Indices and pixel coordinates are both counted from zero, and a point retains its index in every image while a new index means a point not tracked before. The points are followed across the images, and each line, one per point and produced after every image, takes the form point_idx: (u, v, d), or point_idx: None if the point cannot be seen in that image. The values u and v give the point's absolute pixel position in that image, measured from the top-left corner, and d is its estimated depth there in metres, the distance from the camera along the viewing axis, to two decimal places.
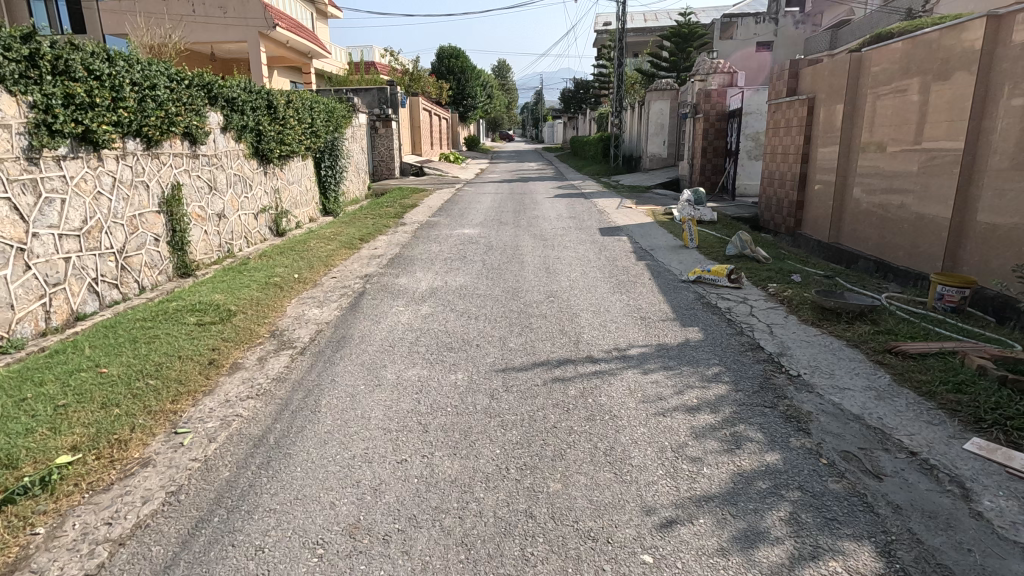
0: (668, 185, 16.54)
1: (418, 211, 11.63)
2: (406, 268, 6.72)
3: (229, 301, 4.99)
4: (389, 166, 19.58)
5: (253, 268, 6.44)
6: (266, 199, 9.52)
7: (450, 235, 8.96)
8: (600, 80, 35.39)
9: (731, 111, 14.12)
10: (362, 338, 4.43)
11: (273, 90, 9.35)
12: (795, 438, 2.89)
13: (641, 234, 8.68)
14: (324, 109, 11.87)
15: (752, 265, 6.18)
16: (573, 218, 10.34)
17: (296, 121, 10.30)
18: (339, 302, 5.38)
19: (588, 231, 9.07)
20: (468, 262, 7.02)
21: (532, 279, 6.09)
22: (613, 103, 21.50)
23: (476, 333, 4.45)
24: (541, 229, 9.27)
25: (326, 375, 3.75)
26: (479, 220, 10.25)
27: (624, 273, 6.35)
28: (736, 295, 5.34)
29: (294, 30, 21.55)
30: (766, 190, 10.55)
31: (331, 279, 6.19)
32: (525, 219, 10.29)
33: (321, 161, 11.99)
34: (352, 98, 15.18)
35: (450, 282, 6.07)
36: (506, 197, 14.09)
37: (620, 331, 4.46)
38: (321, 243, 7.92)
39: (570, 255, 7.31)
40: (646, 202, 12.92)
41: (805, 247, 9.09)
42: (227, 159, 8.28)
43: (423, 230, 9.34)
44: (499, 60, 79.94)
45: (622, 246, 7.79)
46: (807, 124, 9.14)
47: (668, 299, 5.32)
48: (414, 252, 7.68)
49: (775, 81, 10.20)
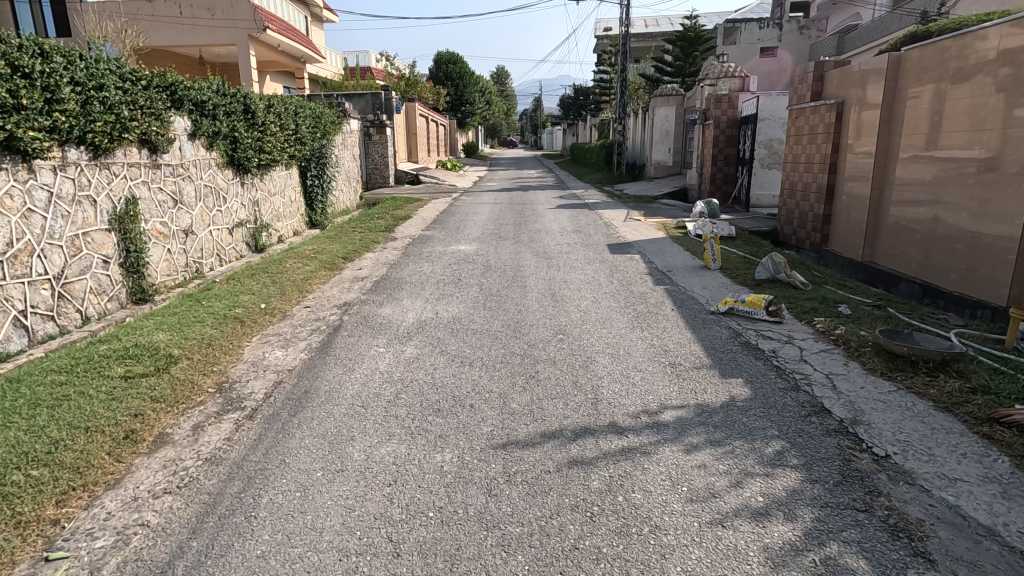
0: (675, 194, 15.77)
1: (410, 224, 10.81)
2: (393, 294, 5.93)
3: (174, 342, 4.15)
4: (383, 174, 18.82)
5: (216, 294, 5.60)
6: (242, 212, 8.69)
7: (445, 252, 8.17)
8: (601, 86, 34.73)
9: (743, 117, 13.33)
10: (330, 393, 3.61)
11: (251, 92, 8.55)
12: (916, 572, 2.05)
13: (655, 251, 7.87)
14: (310, 114, 11.06)
15: (790, 293, 5.37)
16: (579, 232, 9.53)
17: (277, 127, 9.48)
18: (309, 340, 4.55)
19: (595, 248, 8.26)
20: (463, 286, 6.20)
21: (536, 309, 5.27)
22: (616, 108, 20.75)
23: (470, 386, 3.63)
24: (545, 245, 8.46)
25: (275, 453, 2.90)
26: (477, 235, 9.45)
27: (640, 301, 5.53)
28: (779, 333, 4.52)
29: (286, 33, 20.86)
30: (787, 202, 9.76)
31: (306, 308, 5.36)
32: (527, 234, 9.49)
33: (307, 169, 11.18)
34: (344, 103, 14.41)
35: (442, 312, 5.26)
36: (506, 207, 13.29)
37: (646, 385, 3.63)
38: (299, 262, 7.10)
39: (578, 277, 6.50)
40: (655, 213, 12.12)
41: (834, 266, 8.29)
42: (197, 169, 7.46)
43: (414, 246, 8.53)
44: (499, 67, 79.57)
45: (635, 266, 6.98)
46: (835, 131, 8.37)
47: (698, 337, 4.49)
48: (404, 273, 6.88)
49: (797, 84, 9.43)
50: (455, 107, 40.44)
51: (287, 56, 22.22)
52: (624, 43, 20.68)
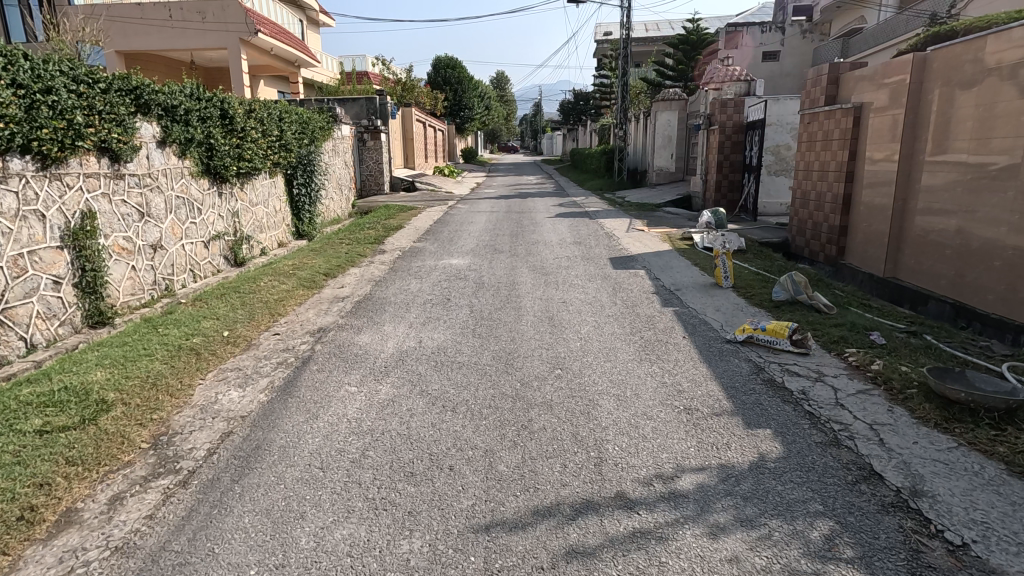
0: (678, 202, 15.25)
1: (402, 235, 10.28)
2: (375, 318, 5.39)
3: (112, 383, 3.59)
4: (378, 181, 18.34)
5: (177, 319, 5.05)
6: (220, 224, 8.17)
7: (436, 266, 7.64)
8: (601, 91, 34.26)
9: (750, 122, 12.82)
10: (285, 448, 3.05)
11: (230, 97, 8.03)
12: None
13: (660, 265, 7.34)
14: (296, 120, 10.55)
15: (814, 318, 4.82)
16: (579, 244, 8.99)
17: (259, 133, 8.96)
18: (272, 377, 4.00)
19: (596, 262, 7.72)
20: (452, 307, 5.67)
21: (531, 337, 4.73)
22: (617, 112, 20.26)
23: (450, 441, 3.08)
24: (542, 259, 7.93)
25: (204, 539, 2.34)
26: (471, 247, 8.92)
27: (647, 327, 4.98)
28: (808, 368, 3.97)
29: (279, 36, 20.43)
30: (799, 212, 9.23)
31: (274, 335, 4.83)
32: (524, 246, 8.96)
33: (294, 177, 10.66)
34: (335, 108, 13.92)
35: (426, 341, 4.71)
36: (503, 216, 12.76)
37: (659, 440, 3.07)
38: (276, 279, 6.56)
39: (579, 296, 5.96)
40: (659, 223, 11.59)
41: (852, 281, 7.74)
42: (167, 179, 6.93)
43: (403, 260, 8.00)
44: (498, 73, 79.28)
45: (640, 284, 6.44)
46: (852, 137, 7.84)
47: (716, 373, 3.94)
48: (389, 291, 6.34)
49: (809, 87, 8.92)
50: (456, 111, 39.74)
51: (281, 61, 21.81)
52: (625, 47, 20.18)
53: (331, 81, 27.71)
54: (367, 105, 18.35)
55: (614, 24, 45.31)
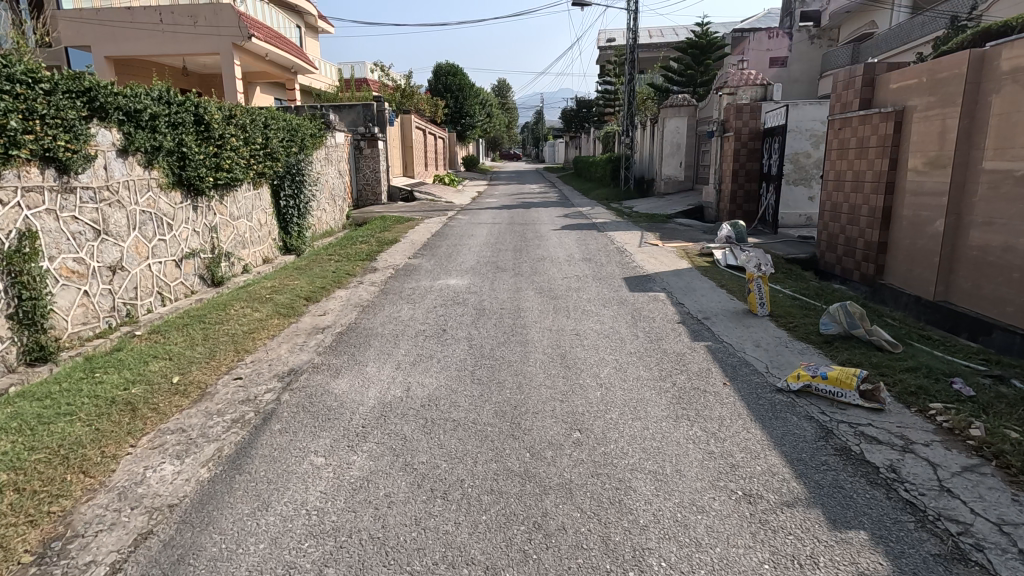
0: (690, 212, 14.51)
1: (396, 250, 9.56)
2: (358, 355, 4.63)
3: (8, 459, 2.81)
4: (375, 191, 17.66)
5: (121, 359, 4.27)
6: (195, 240, 7.42)
7: (431, 288, 6.89)
8: (604, 98, 33.61)
9: (768, 128, 12.07)
10: (217, 561, 2.27)
11: (205, 100, 7.32)
12: None
13: (682, 288, 6.57)
14: (283, 126, 9.84)
15: (879, 360, 4.04)
16: (589, 262, 8.23)
17: (240, 141, 8.23)
18: (221, 442, 3.21)
19: (610, 282, 6.96)
20: (448, 341, 4.92)
21: (540, 382, 3.97)
22: (624, 119, 19.57)
23: (440, 551, 2.31)
24: (549, 279, 7.18)
25: None
26: (470, 264, 8.18)
27: (678, 368, 4.20)
28: (889, 432, 3.19)
29: (274, 41, 19.81)
30: (828, 225, 8.46)
31: (236, 379, 4.06)
32: (529, 263, 8.21)
33: (281, 188, 9.94)
34: (328, 114, 13.24)
35: (416, 388, 3.95)
36: (505, 228, 12.02)
37: (718, 551, 2.28)
38: (250, 305, 5.81)
39: (595, 327, 5.20)
40: (673, 236, 10.83)
41: (895, 304, 6.96)
42: (130, 192, 6.19)
43: (396, 280, 7.26)
44: (500, 81, 79.00)
45: (662, 311, 5.68)
46: (892, 144, 7.09)
47: (774, 439, 3.15)
48: (377, 320, 5.59)
49: (841, 90, 8.18)
50: (455, 119, 39.47)
51: (277, 67, 21.23)
52: (633, 51, 19.51)
53: (330, 88, 27.13)
54: (364, 112, 17.04)
55: (617, 30, 44.70)
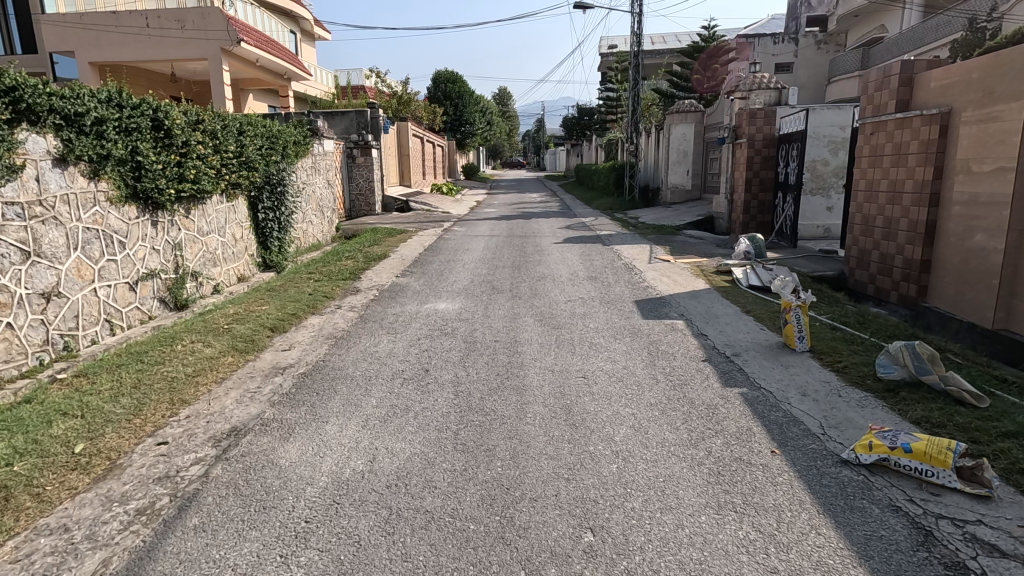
0: (699, 224, 13.72)
1: (385, 266, 8.82)
2: (319, 408, 3.81)
3: None
4: (368, 201, 16.94)
5: (23, 415, 3.44)
6: (154, 259, 6.63)
7: (418, 314, 6.09)
8: (606, 104, 32.93)
9: (783, 134, 11.29)
10: None
11: (166, 104, 6.56)
12: None
13: (703, 315, 5.75)
14: (262, 133, 9.09)
15: (965, 421, 3.22)
16: (595, 282, 7.41)
17: (210, 149, 7.47)
18: (110, 551, 2.39)
19: (619, 308, 6.14)
20: (429, 386, 4.11)
21: (541, 451, 3.14)
22: (628, 125, 18.82)
23: None
24: (551, 302, 6.37)
25: None
26: (463, 284, 7.39)
27: (711, 428, 3.38)
28: (1009, 536, 2.36)
29: (265, 46, 19.12)
30: (859, 241, 7.65)
31: (159, 445, 3.24)
32: (528, 283, 7.40)
33: (258, 201, 9.17)
34: (316, 121, 12.50)
35: (384, 457, 3.14)
36: (503, 242, 11.23)
37: None
38: (203, 337, 4.99)
39: (605, 367, 4.38)
40: (684, 250, 10.01)
41: (943, 331, 6.13)
42: (72, 207, 5.42)
43: (379, 304, 6.47)
44: (500, 90, 78.66)
45: (683, 346, 4.85)
46: (937, 149, 6.30)
47: (857, 548, 2.32)
48: (349, 356, 4.79)
49: (872, 92, 7.40)
50: (455, 127, 38.73)
51: (269, 73, 20.57)
52: (637, 55, 18.77)
53: (325, 95, 26.47)
54: (357, 119, 16.83)
55: (619, 36, 44.09)
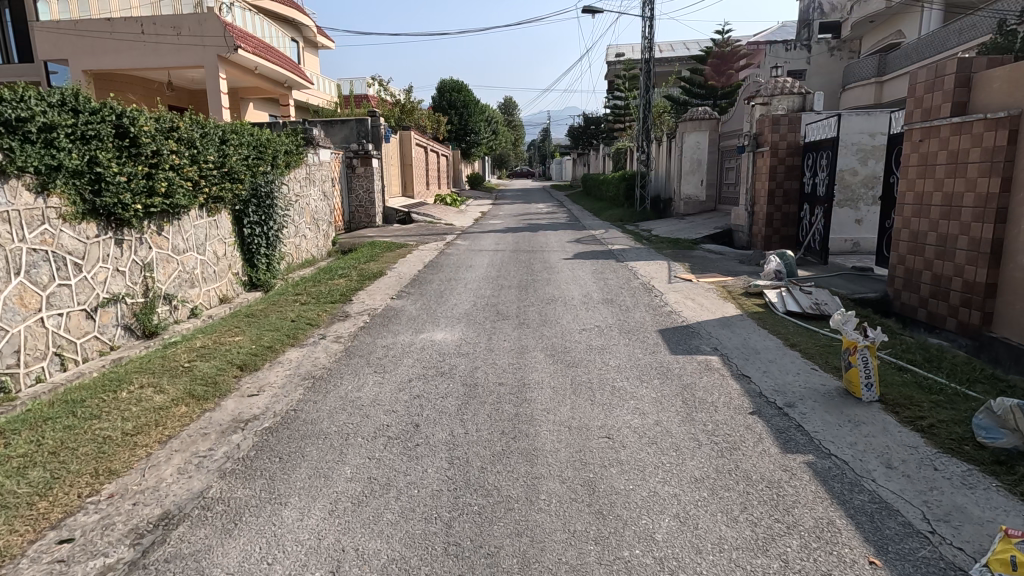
0: (717, 237, 12.94)
1: (381, 286, 8.13)
2: (278, 481, 3.04)
3: None
4: (369, 213, 16.28)
5: None
6: (118, 282, 5.92)
7: (412, 346, 5.33)
8: (614, 113, 32.26)
9: (810, 142, 10.52)
10: None
11: (132, 108, 5.89)
12: None
13: (740, 350, 4.98)
14: (249, 141, 8.41)
15: None
16: (612, 306, 6.66)
17: (186, 158, 6.79)
18: None
19: (642, 339, 5.37)
20: (419, 449, 3.36)
21: (560, 559, 2.37)
22: (638, 134, 18.13)
23: None
24: (563, 332, 5.63)
25: None
26: (465, 309, 6.66)
27: (782, 521, 2.59)
28: None
29: (264, 54, 18.59)
30: (906, 259, 6.83)
31: (60, 545, 2.50)
32: (537, 308, 6.64)
33: (244, 215, 8.47)
34: (313, 129, 11.85)
35: (353, 564, 2.38)
36: (508, 258, 10.50)
37: None
38: (157, 379, 4.25)
39: (634, 423, 3.60)
40: (706, 267, 9.23)
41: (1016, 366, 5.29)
42: (13, 225, 4.72)
43: (369, 334, 5.74)
44: (506, 99, 78.34)
45: (723, 393, 4.08)
46: (1003, 157, 5.51)
47: None
48: (328, 404, 4.04)
49: (922, 94, 6.63)
50: (460, 136, 38.20)
51: (268, 82, 20.06)
52: (649, 60, 18.10)
53: (327, 104, 25.93)
54: (358, 128, 16.25)
55: (625, 44, 43.51)
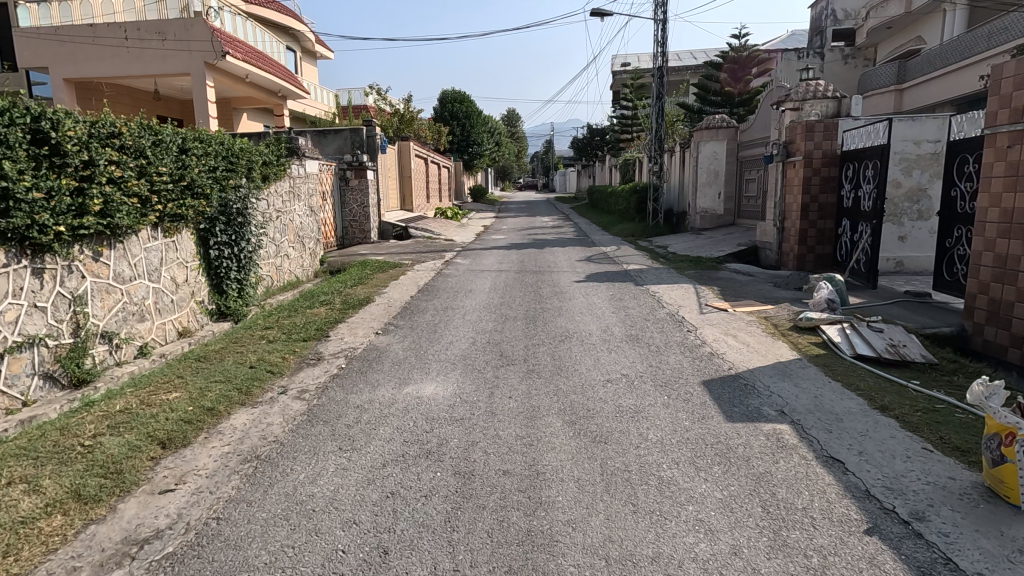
0: (741, 254, 11.82)
1: (367, 315, 7.06)
2: None
3: None
4: (363, 228, 15.24)
5: None
6: (35, 322, 4.81)
7: (393, 406, 4.21)
8: (620, 123, 31.27)
9: (849, 151, 9.42)
10: None
11: (56, 109, 4.85)
12: None
13: (817, 415, 3.84)
14: (216, 151, 7.35)
15: None
16: (640, 346, 5.53)
17: (133, 170, 5.73)
18: None
19: (685, 398, 4.23)
20: None
21: None
22: (651, 144, 17.07)
23: None
24: (585, 385, 4.50)
25: None
26: (463, 349, 5.56)
27: None
28: None
29: (255, 60, 17.64)
30: (991, 290, 5.63)
31: None
32: (548, 349, 5.51)
33: (210, 235, 7.38)
34: (298, 138, 10.80)
35: None
36: (513, 280, 9.39)
37: None
38: (40, 469, 3.12)
39: (701, 553, 2.47)
40: (739, 293, 8.08)
41: None
42: None
43: (342, 388, 4.62)
44: (509, 111, 78.03)
45: (816, 492, 2.93)
46: None
47: None
48: (267, 509, 2.90)
49: (1010, 92, 5.49)
50: (462, 147, 37.31)
51: (261, 90, 19.14)
52: (661, 65, 17.05)
53: (325, 115, 25.16)
54: (352, 137, 15.32)
55: (632, 53, 42.59)
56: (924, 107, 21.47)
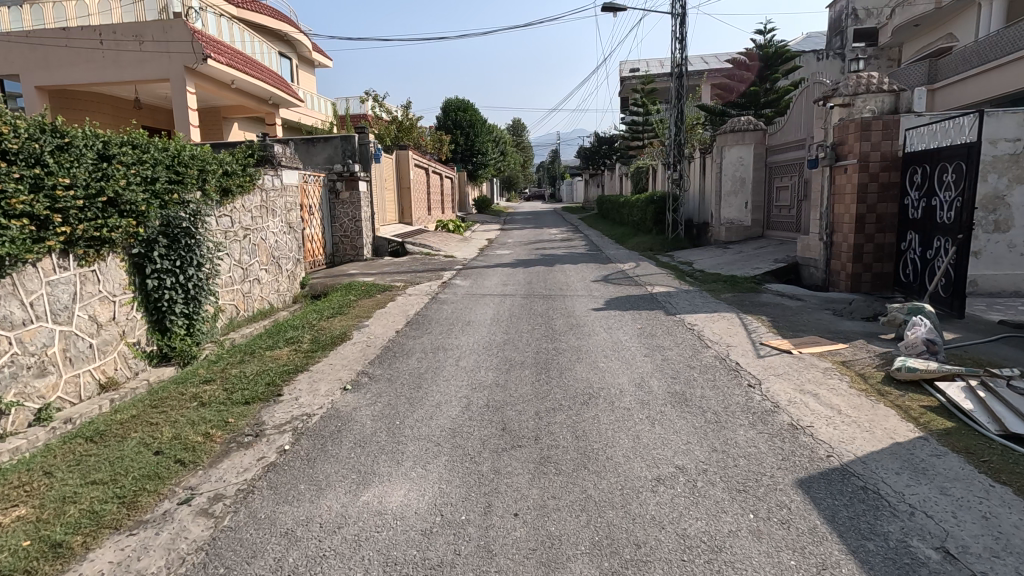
0: (781, 272, 10.34)
1: (338, 360, 5.69)
2: None
3: None
4: (355, 244, 13.92)
5: None
6: None
7: (337, 533, 2.78)
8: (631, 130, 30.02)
9: (914, 152, 7.95)
10: None
11: None
12: None
13: (1004, 560, 2.41)
14: (155, 159, 6.03)
15: None
16: (689, 413, 4.10)
17: (25, 181, 4.42)
18: None
19: (779, 515, 2.81)
20: None
21: None
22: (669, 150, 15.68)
23: None
24: (623, 489, 3.09)
25: None
26: (453, 416, 4.16)
27: None
28: None
29: (242, 65, 16.44)
30: None
31: None
32: (566, 416, 4.10)
33: (147, 261, 6.02)
34: (274, 146, 9.50)
35: None
36: (519, 307, 7.99)
37: None
38: None
39: None
40: (797, 324, 6.60)
41: None
42: None
43: (274, 491, 3.22)
44: (515, 121, 77.34)
45: None
46: None
47: None
48: None
49: None
50: (466, 158, 36.26)
51: (250, 98, 17.95)
52: (679, 66, 15.65)
53: (321, 124, 23.96)
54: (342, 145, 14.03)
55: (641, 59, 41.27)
56: (960, 107, 19.86)
